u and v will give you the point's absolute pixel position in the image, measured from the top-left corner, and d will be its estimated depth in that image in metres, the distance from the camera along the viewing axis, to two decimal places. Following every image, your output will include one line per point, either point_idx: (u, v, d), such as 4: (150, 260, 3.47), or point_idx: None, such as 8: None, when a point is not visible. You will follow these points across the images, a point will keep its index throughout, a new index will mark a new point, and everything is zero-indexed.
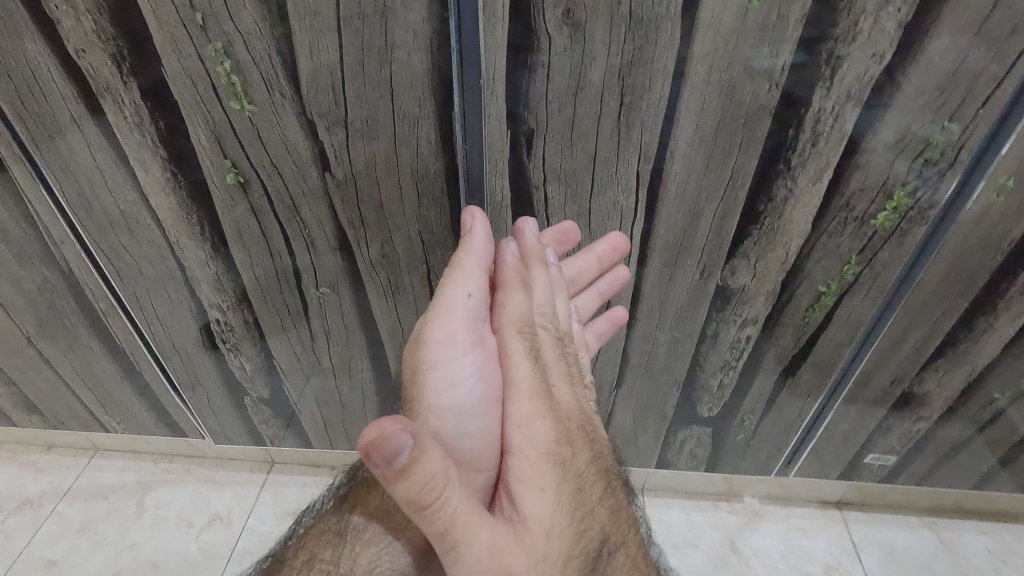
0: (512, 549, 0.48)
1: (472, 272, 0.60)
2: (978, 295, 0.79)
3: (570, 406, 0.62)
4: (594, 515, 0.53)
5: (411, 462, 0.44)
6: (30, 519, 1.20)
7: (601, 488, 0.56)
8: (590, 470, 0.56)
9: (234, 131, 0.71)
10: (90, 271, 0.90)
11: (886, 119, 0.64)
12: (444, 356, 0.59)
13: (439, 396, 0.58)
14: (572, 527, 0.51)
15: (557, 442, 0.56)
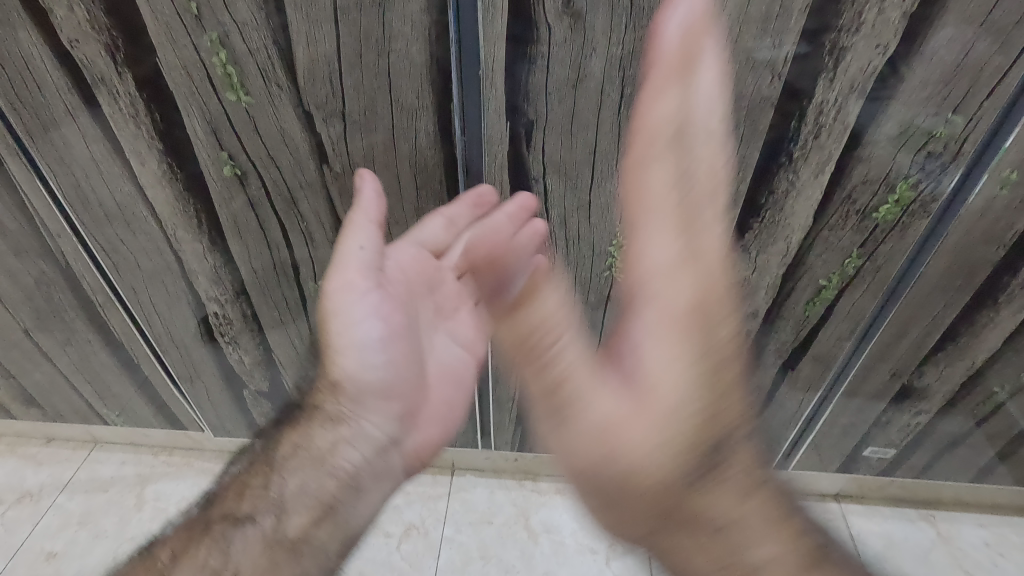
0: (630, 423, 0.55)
1: (362, 228, 0.62)
2: (980, 289, 0.78)
3: (683, 296, 0.55)
4: (706, 401, 0.55)
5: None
6: (30, 511, 1.21)
7: (723, 370, 0.55)
8: (727, 343, 0.56)
9: (231, 123, 0.70)
10: (87, 264, 0.90)
11: (889, 111, 0.64)
12: (342, 297, 0.62)
13: (342, 335, 0.62)
14: (695, 394, 0.54)
15: (669, 329, 0.55)
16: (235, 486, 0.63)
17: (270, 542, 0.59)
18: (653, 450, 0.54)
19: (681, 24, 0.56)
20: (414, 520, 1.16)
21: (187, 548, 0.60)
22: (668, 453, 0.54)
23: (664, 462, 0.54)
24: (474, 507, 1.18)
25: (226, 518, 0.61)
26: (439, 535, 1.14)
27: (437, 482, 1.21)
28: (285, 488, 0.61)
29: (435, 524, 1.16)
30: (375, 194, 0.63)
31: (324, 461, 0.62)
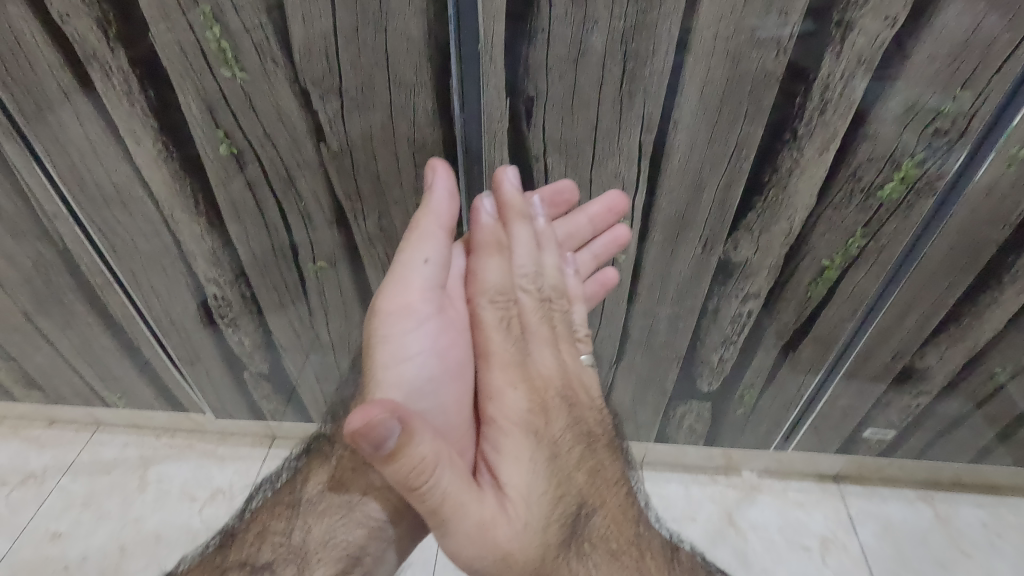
0: (497, 521, 0.51)
1: (431, 238, 0.64)
2: (984, 269, 0.77)
3: (551, 371, 0.62)
4: (574, 480, 0.56)
5: (398, 448, 0.46)
6: (34, 493, 1.21)
7: (578, 453, 0.58)
8: (568, 436, 0.58)
9: (226, 100, 0.69)
10: (85, 246, 0.89)
11: (896, 87, 0.62)
12: (398, 324, 0.63)
13: (389, 368, 0.61)
14: (547, 495, 0.54)
15: (531, 412, 0.58)
16: (253, 530, 0.63)
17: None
18: (515, 522, 0.52)
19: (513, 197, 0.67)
20: None
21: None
22: (540, 526, 0.53)
23: (544, 540, 0.52)
24: None
25: (246, 567, 0.60)
26: None
27: None
28: (308, 534, 0.62)
29: None
30: (447, 195, 0.64)
31: (353, 509, 0.63)
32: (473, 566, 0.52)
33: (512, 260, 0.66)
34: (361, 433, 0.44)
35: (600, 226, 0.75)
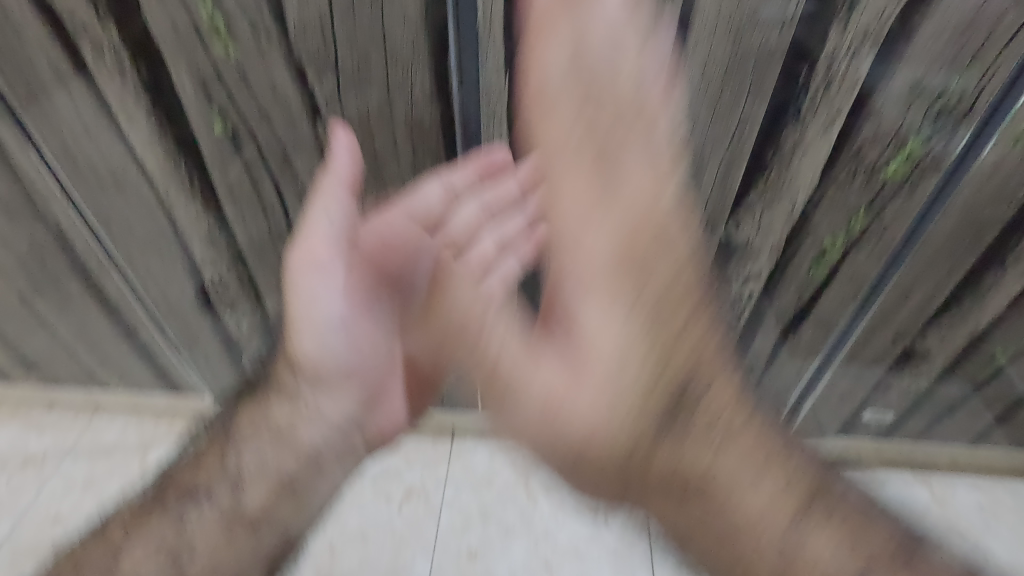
0: (574, 389, 0.51)
1: (336, 196, 0.57)
2: (988, 250, 0.77)
3: (614, 236, 0.51)
4: (682, 332, 0.50)
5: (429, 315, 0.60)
6: (35, 476, 1.22)
7: (683, 316, 0.51)
8: (659, 299, 0.51)
9: (219, 76, 0.68)
10: (80, 227, 0.88)
11: (902, 62, 0.61)
12: (308, 274, 0.60)
13: (303, 314, 0.61)
14: (639, 361, 0.50)
15: (618, 264, 0.51)
16: (190, 461, 0.62)
17: (228, 518, 0.58)
18: (602, 405, 0.51)
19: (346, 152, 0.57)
20: (415, 484, 1.17)
21: (139, 522, 0.59)
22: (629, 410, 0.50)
23: (636, 404, 0.50)
24: (474, 471, 1.19)
25: (183, 492, 0.60)
26: (439, 498, 1.15)
27: (438, 446, 1.22)
28: (242, 460, 0.61)
29: (435, 488, 1.17)
30: (349, 153, 0.57)
31: (285, 437, 0.61)
32: (564, 437, 0.52)
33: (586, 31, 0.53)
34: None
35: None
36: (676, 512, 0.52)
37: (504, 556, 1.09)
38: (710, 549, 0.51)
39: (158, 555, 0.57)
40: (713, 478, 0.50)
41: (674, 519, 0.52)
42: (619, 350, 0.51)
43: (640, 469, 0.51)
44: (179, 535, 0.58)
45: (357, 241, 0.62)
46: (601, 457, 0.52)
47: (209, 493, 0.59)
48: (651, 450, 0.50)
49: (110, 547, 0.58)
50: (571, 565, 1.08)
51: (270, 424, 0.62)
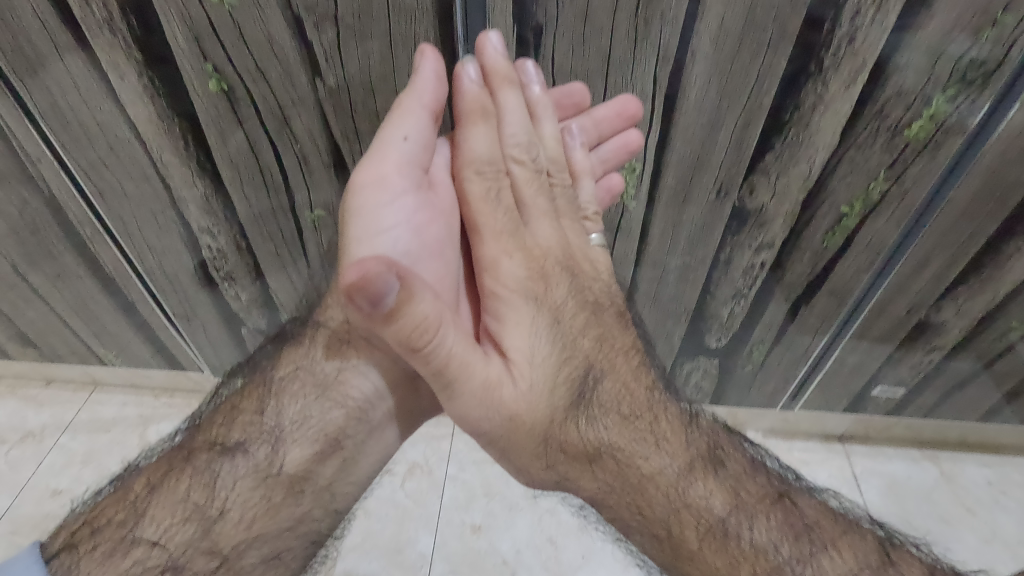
0: (501, 384, 0.53)
1: (414, 116, 0.57)
2: (1010, 216, 0.74)
3: (550, 241, 0.60)
4: (581, 344, 0.58)
5: (397, 306, 0.44)
6: (34, 451, 1.21)
7: (584, 320, 0.59)
8: (570, 303, 0.59)
9: (213, 29, 0.65)
10: (73, 193, 0.86)
11: (932, 12, 0.58)
12: (378, 200, 0.57)
13: (365, 244, 0.56)
14: (555, 358, 0.56)
15: (530, 279, 0.57)
16: (225, 413, 0.61)
17: (263, 477, 0.59)
18: (528, 382, 0.54)
19: (433, 72, 0.56)
20: (418, 460, 1.16)
21: (165, 481, 0.57)
22: (553, 389, 0.55)
23: (552, 404, 0.55)
24: (477, 447, 1.17)
25: (214, 448, 0.59)
26: (442, 474, 1.14)
27: (440, 423, 1.20)
28: (282, 413, 0.60)
29: (438, 464, 1.16)
30: (433, 76, 0.57)
31: (328, 391, 0.61)
32: (482, 426, 0.55)
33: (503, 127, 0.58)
34: (357, 288, 0.42)
35: (608, 130, 0.66)
36: (607, 493, 0.58)
37: (507, 532, 1.08)
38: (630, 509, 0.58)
39: (184, 520, 0.56)
40: (614, 450, 0.57)
41: (593, 484, 0.58)
42: (538, 358, 0.55)
43: (548, 450, 0.57)
44: (210, 500, 0.57)
45: (428, 172, 0.60)
46: (525, 436, 0.56)
47: (246, 449, 0.59)
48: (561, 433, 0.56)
49: (132, 506, 0.56)
50: (574, 540, 1.07)
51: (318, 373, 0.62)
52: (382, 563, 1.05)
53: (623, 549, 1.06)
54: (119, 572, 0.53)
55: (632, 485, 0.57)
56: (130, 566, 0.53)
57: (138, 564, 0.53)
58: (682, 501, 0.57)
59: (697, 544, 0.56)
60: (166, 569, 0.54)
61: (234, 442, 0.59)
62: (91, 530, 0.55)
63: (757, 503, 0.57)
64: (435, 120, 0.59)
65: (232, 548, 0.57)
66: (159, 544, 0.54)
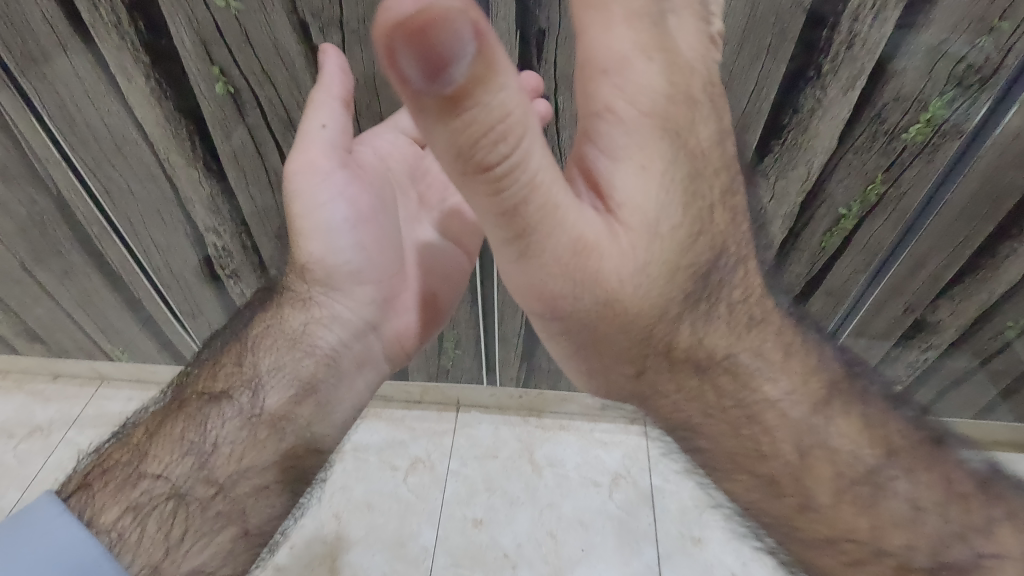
0: (612, 243, 0.43)
1: (328, 106, 0.59)
2: (1006, 218, 0.75)
3: (657, 80, 0.43)
4: (708, 187, 0.47)
5: (467, 88, 0.31)
6: (41, 445, 1.22)
7: (718, 175, 0.48)
8: (708, 146, 0.47)
9: (220, 33, 0.66)
10: (80, 193, 0.87)
11: (929, 19, 0.59)
12: (309, 181, 0.58)
13: (309, 217, 0.58)
14: (677, 202, 0.45)
15: (661, 113, 0.44)
16: (207, 369, 0.61)
17: (251, 419, 0.58)
18: (635, 259, 0.45)
19: (338, 68, 0.59)
20: (420, 455, 1.18)
21: (163, 428, 0.57)
22: (661, 258, 0.45)
23: (655, 268, 0.45)
24: (479, 442, 1.19)
25: (202, 396, 0.59)
26: (444, 468, 1.16)
27: (443, 419, 1.22)
28: (259, 365, 0.60)
29: (440, 459, 1.17)
30: (339, 70, 0.60)
31: (300, 342, 0.61)
32: (573, 304, 0.45)
33: None
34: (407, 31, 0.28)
35: None
36: (698, 402, 0.52)
37: (508, 526, 1.10)
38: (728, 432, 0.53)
39: (184, 457, 0.56)
40: (732, 360, 0.51)
41: (692, 382, 0.51)
42: (654, 192, 0.44)
43: (648, 344, 0.49)
44: (202, 438, 0.57)
45: (353, 152, 0.62)
46: (639, 316, 0.47)
47: (230, 396, 0.58)
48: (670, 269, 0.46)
49: (135, 447, 0.56)
50: (574, 534, 1.09)
51: (288, 330, 0.61)
52: (384, 556, 1.06)
53: (622, 545, 1.07)
54: (127, 503, 0.52)
55: (717, 373, 0.51)
56: (138, 497, 0.53)
57: (146, 495, 0.53)
58: (808, 430, 0.52)
59: (836, 470, 0.51)
60: (171, 498, 0.54)
61: (218, 392, 0.59)
62: (102, 470, 0.55)
63: (915, 454, 0.52)
64: (348, 107, 0.61)
65: (228, 479, 0.56)
66: (163, 478, 0.54)
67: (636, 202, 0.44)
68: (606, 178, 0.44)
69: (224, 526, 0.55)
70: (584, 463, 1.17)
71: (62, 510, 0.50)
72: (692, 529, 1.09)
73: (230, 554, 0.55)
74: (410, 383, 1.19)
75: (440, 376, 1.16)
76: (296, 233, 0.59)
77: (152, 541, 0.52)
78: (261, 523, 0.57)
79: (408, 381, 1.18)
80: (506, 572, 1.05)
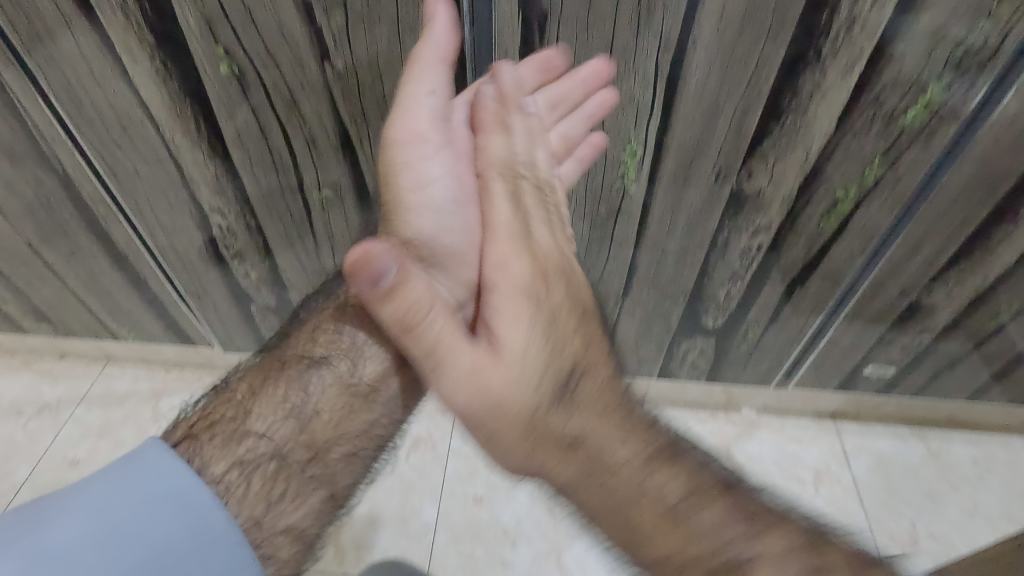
0: (491, 366, 0.49)
1: (431, 72, 0.60)
2: (1000, 202, 0.76)
3: (550, 249, 0.57)
4: (569, 343, 0.52)
5: (395, 287, 0.47)
6: (50, 422, 1.25)
7: (574, 318, 0.54)
8: (567, 304, 0.55)
9: (225, 14, 0.66)
10: (87, 174, 0.88)
11: (927, 3, 0.59)
12: (412, 148, 0.61)
13: (414, 192, 0.60)
14: (545, 355, 0.51)
15: (534, 279, 0.54)
16: (307, 330, 0.59)
17: (346, 385, 0.56)
18: (516, 372, 0.49)
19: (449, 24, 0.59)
20: (422, 434, 1.20)
21: (264, 386, 0.55)
22: (534, 375, 0.50)
23: (536, 393, 0.49)
24: None
25: (303, 360, 0.57)
26: (446, 447, 1.18)
27: None
28: (355, 335, 0.58)
29: (442, 438, 1.20)
30: (448, 28, 0.59)
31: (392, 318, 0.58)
32: (474, 414, 0.50)
33: (500, 82, 0.61)
34: (356, 264, 0.45)
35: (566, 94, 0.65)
36: (579, 488, 0.49)
37: (508, 503, 1.12)
38: (605, 513, 0.48)
39: (285, 417, 0.54)
40: (591, 435, 0.49)
41: (569, 468, 0.49)
42: (541, 347, 0.51)
43: (535, 444, 0.50)
44: (302, 399, 0.55)
45: (453, 123, 0.62)
46: (511, 425, 0.49)
47: (328, 362, 0.57)
48: (542, 428, 0.49)
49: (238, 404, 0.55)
50: None
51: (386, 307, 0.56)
52: (387, 531, 1.09)
53: None
54: (234, 458, 0.52)
55: (596, 473, 0.48)
56: (244, 453, 0.52)
57: (251, 451, 0.52)
58: (637, 490, 0.47)
59: (650, 525, 0.46)
60: (273, 458, 0.53)
61: (319, 357, 0.57)
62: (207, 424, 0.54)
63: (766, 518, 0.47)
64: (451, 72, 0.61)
65: (324, 442, 0.55)
66: (265, 438, 0.53)
67: (516, 347, 0.50)
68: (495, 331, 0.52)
69: (315, 490, 0.54)
70: None
71: (168, 452, 0.50)
72: None
73: (318, 518, 0.54)
74: None
75: None
76: (401, 207, 0.60)
77: (254, 497, 0.51)
78: (346, 488, 0.56)
79: None
80: (506, 547, 1.08)
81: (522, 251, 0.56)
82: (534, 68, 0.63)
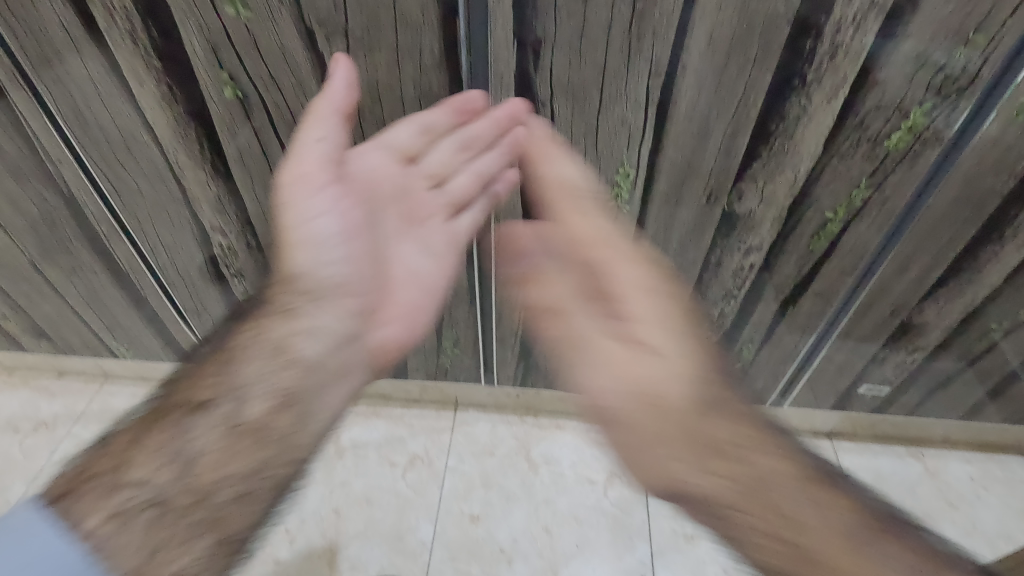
0: (635, 360, 0.60)
1: (325, 121, 0.64)
2: (987, 222, 0.78)
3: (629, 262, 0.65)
4: (692, 336, 0.61)
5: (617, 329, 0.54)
6: (47, 439, 1.25)
7: (675, 312, 0.62)
8: (669, 304, 0.63)
9: (231, 42, 0.69)
10: (91, 193, 0.89)
11: (906, 32, 0.62)
12: (299, 191, 0.63)
13: (299, 229, 0.63)
14: (681, 348, 0.60)
15: (640, 280, 0.64)
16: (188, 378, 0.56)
17: (230, 429, 0.53)
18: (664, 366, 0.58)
19: (345, 81, 0.63)
20: (419, 452, 1.20)
21: (149, 433, 0.53)
22: (688, 374, 0.58)
23: (686, 382, 0.58)
24: (476, 440, 1.22)
25: (182, 406, 0.54)
26: (442, 465, 1.19)
27: (441, 417, 1.25)
28: (239, 375, 0.55)
29: (439, 456, 1.20)
30: (345, 83, 0.64)
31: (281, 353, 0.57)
32: (608, 402, 0.60)
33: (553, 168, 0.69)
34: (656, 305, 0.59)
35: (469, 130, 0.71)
36: (745, 500, 0.52)
37: (505, 520, 1.12)
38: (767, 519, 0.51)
39: (167, 463, 0.52)
40: (726, 440, 0.55)
41: (727, 477, 0.53)
42: (684, 358, 0.59)
43: (713, 449, 0.55)
44: (183, 444, 0.52)
45: (345, 163, 0.66)
46: (667, 421, 0.57)
47: (213, 405, 0.54)
48: (690, 428, 0.56)
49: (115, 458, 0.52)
50: (570, 530, 1.11)
51: (265, 339, 0.58)
52: (382, 549, 1.09)
53: (616, 540, 1.10)
54: (109, 510, 0.49)
55: (771, 497, 0.51)
56: (121, 503, 0.50)
57: (127, 502, 0.50)
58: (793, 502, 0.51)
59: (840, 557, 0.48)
60: (153, 505, 0.50)
61: (205, 400, 0.54)
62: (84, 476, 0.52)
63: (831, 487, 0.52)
64: (343, 119, 0.64)
65: (209, 484, 0.51)
66: (143, 485, 0.51)
67: (659, 349, 0.60)
68: (632, 329, 0.61)
69: (203, 535, 0.50)
70: (580, 461, 1.20)
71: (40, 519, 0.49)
72: (684, 526, 1.11)
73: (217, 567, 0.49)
74: (409, 382, 1.22)
75: (440, 374, 1.16)
76: (288, 243, 0.63)
77: (135, 547, 0.48)
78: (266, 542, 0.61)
79: (408, 380, 1.21)
80: (502, 566, 1.07)
81: (625, 260, 0.65)
82: (448, 112, 0.70)
